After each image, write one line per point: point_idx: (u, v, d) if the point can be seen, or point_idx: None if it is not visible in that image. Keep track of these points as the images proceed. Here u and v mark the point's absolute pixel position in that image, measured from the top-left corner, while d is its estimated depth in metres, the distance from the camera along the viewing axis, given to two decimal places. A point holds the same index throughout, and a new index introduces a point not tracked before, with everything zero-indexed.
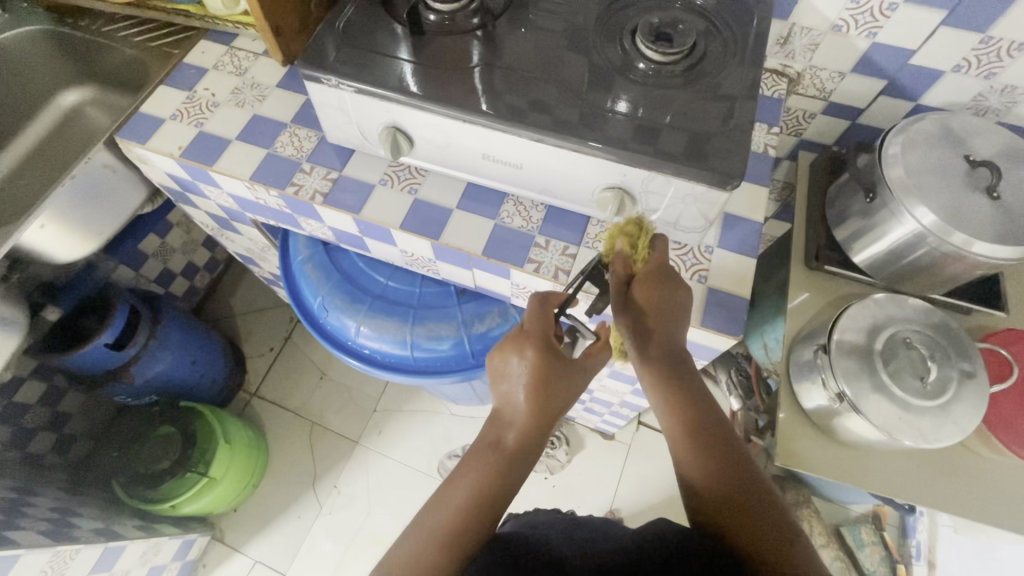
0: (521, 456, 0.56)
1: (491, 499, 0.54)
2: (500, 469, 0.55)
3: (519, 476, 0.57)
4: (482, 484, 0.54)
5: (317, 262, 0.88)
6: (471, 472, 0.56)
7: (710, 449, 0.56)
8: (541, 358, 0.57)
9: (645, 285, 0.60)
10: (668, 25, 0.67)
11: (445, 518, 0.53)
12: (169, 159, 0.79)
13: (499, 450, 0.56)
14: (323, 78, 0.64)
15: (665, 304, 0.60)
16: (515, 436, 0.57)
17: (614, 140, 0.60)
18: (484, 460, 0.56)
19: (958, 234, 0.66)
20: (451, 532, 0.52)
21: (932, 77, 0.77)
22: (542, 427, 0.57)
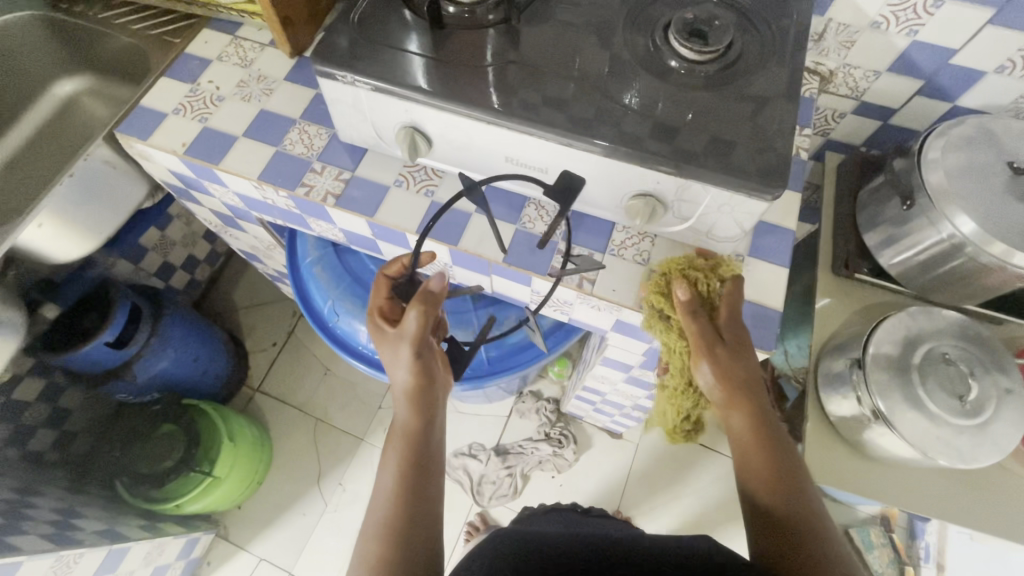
0: (417, 426, 0.61)
1: (411, 477, 0.58)
2: (410, 446, 0.60)
3: (425, 448, 0.60)
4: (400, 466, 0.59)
5: (327, 265, 0.84)
6: (386, 462, 0.60)
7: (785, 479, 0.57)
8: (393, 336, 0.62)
9: (727, 327, 0.59)
10: (703, 21, 0.63)
11: (378, 514, 0.56)
12: (172, 155, 0.75)
13: (397, 427, 0.62)
14: (338, 74, 0.60)
15: (738, 346, 0.58)
16: (403, 410, 0.62)
17: (637, 142, 0.56)
18: (394, 446, 0.60)
19: (999, 245, 0.63)
20: (388, 530, 0.55)
21: (973, 78, 0.74)
22: (418, 393, 0.61)
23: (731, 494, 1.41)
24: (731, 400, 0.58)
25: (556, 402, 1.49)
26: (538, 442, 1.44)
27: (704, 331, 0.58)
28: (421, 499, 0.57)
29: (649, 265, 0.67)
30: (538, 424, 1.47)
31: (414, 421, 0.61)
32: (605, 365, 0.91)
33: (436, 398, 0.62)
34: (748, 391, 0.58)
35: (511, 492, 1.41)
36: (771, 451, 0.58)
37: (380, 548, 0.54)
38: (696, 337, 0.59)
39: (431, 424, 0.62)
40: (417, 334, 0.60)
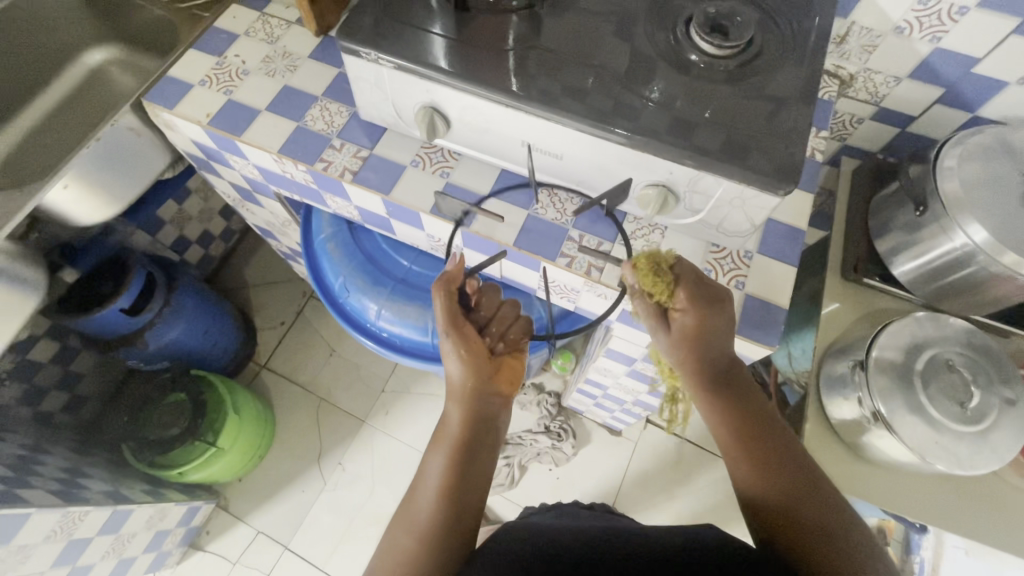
0: (473, 428, 0.61)
1: (459, 477, 0.56)
2: (458, 444, 0.59)
3: (477, 449, 0.60)
4: (446, 461, 0.57)
5: (340, 241, 0.85)
6: (431, 462, 0.58)
7: (772, 459, 0.56)
8: (444, 323, 0.63)
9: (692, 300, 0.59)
10: (724, 16, 0.63)
11: (420, 503, 0.55)
12: (196, 126, 0.77)
13: (451, 428, 0.61)
14: (362, 52, 0.62)
15: (715, 322, 0.59)
16: (457, 413, 0.61)
17: (653, 132, 0.57)
18: (443, 445, 0.59)
19: (1010, 255, 0.63)
20: (428, 523, 0.54)
21: (993, 88, 0.74)
22: (470, 391, 0.62)
23: (728, 496, 1.41)
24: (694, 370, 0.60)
25: (558, 396, 1.49)
26: (537, 434, 1.44)
27: (685, 315, 0.59)
28: (468, 498, 0.56)
29: None
30: (537, 416, 1.48)
31: (466, 422, 0.61)
32: (608, 358, 0.92)
33: (491, 400, 0.64)
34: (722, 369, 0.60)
35: (508, 482, 1.42)
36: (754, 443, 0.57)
37: (413, 543, 0.53)
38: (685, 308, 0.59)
39: (484, 429, 0.61)
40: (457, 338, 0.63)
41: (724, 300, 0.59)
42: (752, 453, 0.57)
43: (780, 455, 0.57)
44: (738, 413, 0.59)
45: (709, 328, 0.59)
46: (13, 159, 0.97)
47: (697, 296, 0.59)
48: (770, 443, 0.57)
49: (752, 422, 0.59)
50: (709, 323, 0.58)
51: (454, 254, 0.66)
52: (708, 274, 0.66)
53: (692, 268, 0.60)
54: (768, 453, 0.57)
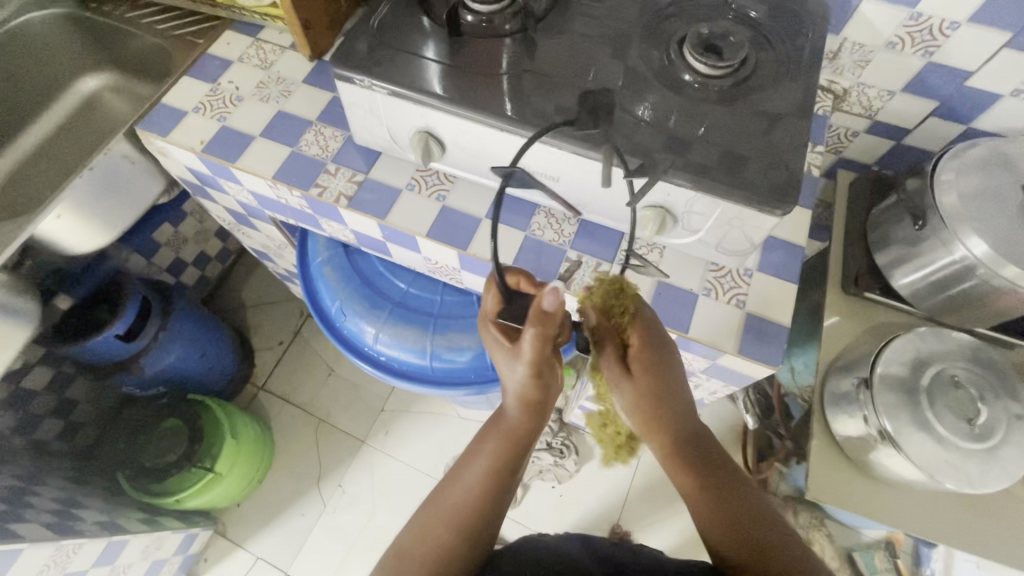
0: (523, 435, 0.56)
1: (499, 484, 0.54)
2: (508, 448, 0.55)
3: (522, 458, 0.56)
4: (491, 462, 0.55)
5: (337, 265, 0.83)
6: (477, 455, 0.56)
7: (732, 500, 0.53)
8: (532, 362, 0.52)
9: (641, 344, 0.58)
10: (718, 36, 0.64)
11: (455, 499, 0.54)
12: (190, 153, 0.76)
13: (503, 425, 0.56)
14: (355, 79, 0.61)
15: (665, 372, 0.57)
16: (516, 414, 0.56)
17: (653, 155, 0.57)
18: (494, 439, 0.56)
19: (1012, 268, 0.63)
20: (461, 519, 0.53)
21: (987, 101, 0.74)
22: (533, 404, 0.55)
23: None
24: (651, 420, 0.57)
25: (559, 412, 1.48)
26: (539, 451, 1.42)
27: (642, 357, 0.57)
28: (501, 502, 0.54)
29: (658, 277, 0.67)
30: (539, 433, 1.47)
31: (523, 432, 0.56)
32: None
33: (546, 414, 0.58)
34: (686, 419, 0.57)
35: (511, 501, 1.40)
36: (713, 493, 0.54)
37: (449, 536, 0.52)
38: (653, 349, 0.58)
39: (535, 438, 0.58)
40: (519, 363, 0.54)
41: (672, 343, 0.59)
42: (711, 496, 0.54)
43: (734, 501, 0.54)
44: (690, 455, 0.56)
45: (660, 362, 0.57)
46: (6, 186, 0.97)
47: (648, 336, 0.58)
48: (729, 482, 0.55)
49: (709, 465, 0.55)
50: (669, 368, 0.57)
51: (557, 287, 0.51)
52: (708, 293, 0.66)
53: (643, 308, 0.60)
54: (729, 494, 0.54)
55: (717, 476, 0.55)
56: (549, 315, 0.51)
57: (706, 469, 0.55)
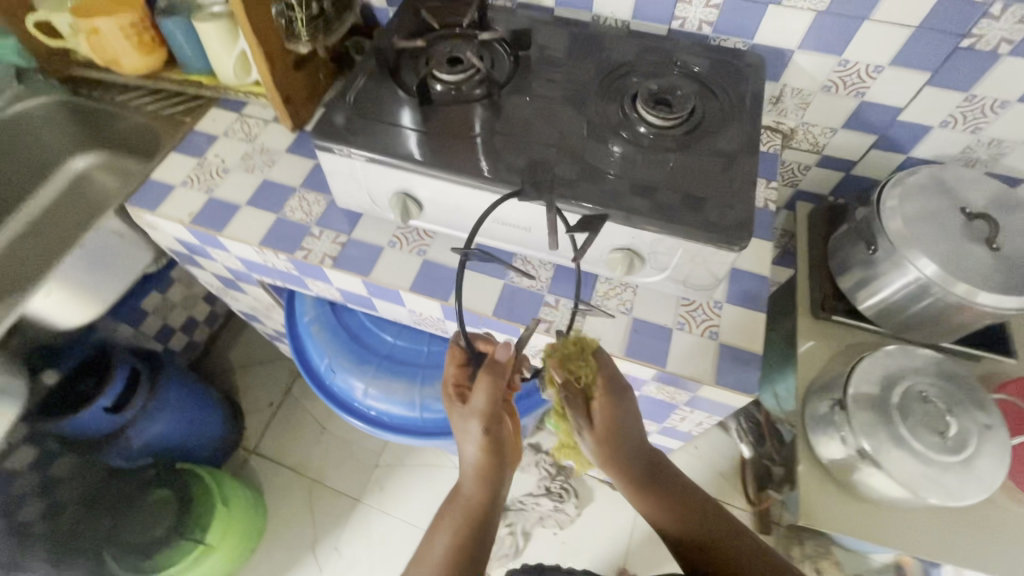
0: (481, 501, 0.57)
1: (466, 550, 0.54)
2: (471, 515, 0.57)
3: (486, 522, 0.57)
4: (459, 535, 0.55)
5: (324, 323, 0.85)
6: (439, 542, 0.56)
7: (672, 499, 0.60)
8: (485, 418, 0.56)
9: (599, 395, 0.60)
10: (666, 91, 0.70)
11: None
12: (179, 225, 0.79)
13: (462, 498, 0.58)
14: (335, 148, 0.66)
15: (619, 412, 0.60)
16: (472, 490, 0.58)
17: (623, 206, 0.61)
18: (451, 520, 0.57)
19: (962, 284, 0.68)
20: None
21: (920, 132, 0.80)
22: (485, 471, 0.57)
23: None
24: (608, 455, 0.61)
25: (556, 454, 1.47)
26: (539, 497, 1.41)
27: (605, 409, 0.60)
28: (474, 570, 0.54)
29: (631, 314, 0.70)
30: (537, 477, 1.45)
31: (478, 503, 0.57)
32: None
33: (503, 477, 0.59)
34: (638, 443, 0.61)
35: (513, 551, 1.37)
36: (662, 495, 0.60)
37: None
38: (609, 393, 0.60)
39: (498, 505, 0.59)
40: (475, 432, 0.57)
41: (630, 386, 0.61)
42: (664, 499, 0.60)
43: (684, 496, 0.61)
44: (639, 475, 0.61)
45: (615, 412, 0.60)
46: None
47: (608, 384, 0.61)
48: (667, 482, 0.61)
49: (653, 475, 0.61)
50: (624, 410, 0.60)
51: (505, 342, 0.56)
52: (682, 327, 0.69)
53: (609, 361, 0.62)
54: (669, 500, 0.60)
55: (656, 480, 0.61)
56: (500, 365, 0.57)
57: (647, 476, 0.61)
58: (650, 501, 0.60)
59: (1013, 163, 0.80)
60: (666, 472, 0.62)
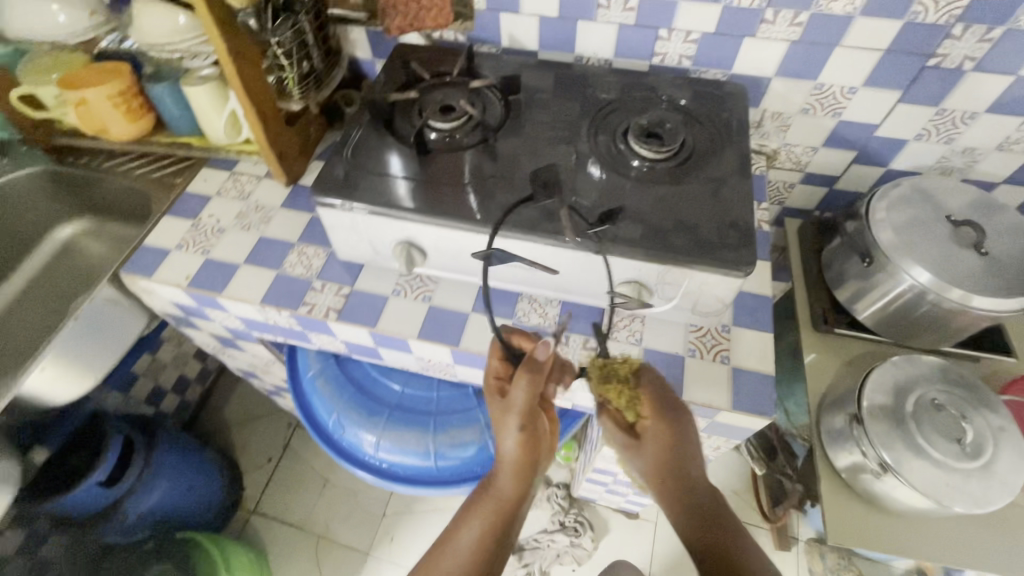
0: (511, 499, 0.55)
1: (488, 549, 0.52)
2: (497, 513, 0.54)
3: (511, 525, 0.54)
4: (483, 536, 0.53)
5: (330, 376, 0.84)
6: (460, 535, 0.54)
7: (722, 541, 0.51)
8: (523, 413, 0.53)
9: (654, 406, 0.57)
10: (656, 125, 0.72)
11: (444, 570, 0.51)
12: (176, 289, 0.78)
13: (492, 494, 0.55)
14: (336, 203, 0.66)
15: (674, 432, 0.55)
16: (507, 485, 0.55)
17: (627, 240, 0.62)
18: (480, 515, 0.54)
19: (957, 290, 0.70)
20: None
21: (897, 146, 0.83)
22: (520, 470, 0.55)
23: None
24: (655, 472, 0.56)
25: (567, 487, 1.44)
26: (554, 533, 1.37)
27: (653, 430, 0.56)
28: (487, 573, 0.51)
29: (642, 344, 0.70)
30: (550, 513, 1.42)
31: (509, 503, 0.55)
32: None
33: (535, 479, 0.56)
34: (688, 472, 0.54)
35: None
36: (710, 536, 0.51)
37: None
38: (656, 409, 0.56)
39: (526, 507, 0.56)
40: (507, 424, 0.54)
41: (687, 415, 0.56)
42: (711, 543, 0.51)
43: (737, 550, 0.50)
44: (691, 508, 0.53)
45: (670, 430, 0.55)
46: None
47: (663, 399, 0.57)
48: (725, 527, 0.52)
49: (707, 515, 0.53)
50: (677, 434, 0.55)
51: (545, 341, 0.53)
52: (693, 353, 0.69)
53: (661, 379, 0.59)
54: (723, 548, 0.50)
55: (706, 518, 0.52)
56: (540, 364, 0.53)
57: (701, 512, 0.53)
58: (695, 537, 0.52)
59: (988, 170, 0.84)
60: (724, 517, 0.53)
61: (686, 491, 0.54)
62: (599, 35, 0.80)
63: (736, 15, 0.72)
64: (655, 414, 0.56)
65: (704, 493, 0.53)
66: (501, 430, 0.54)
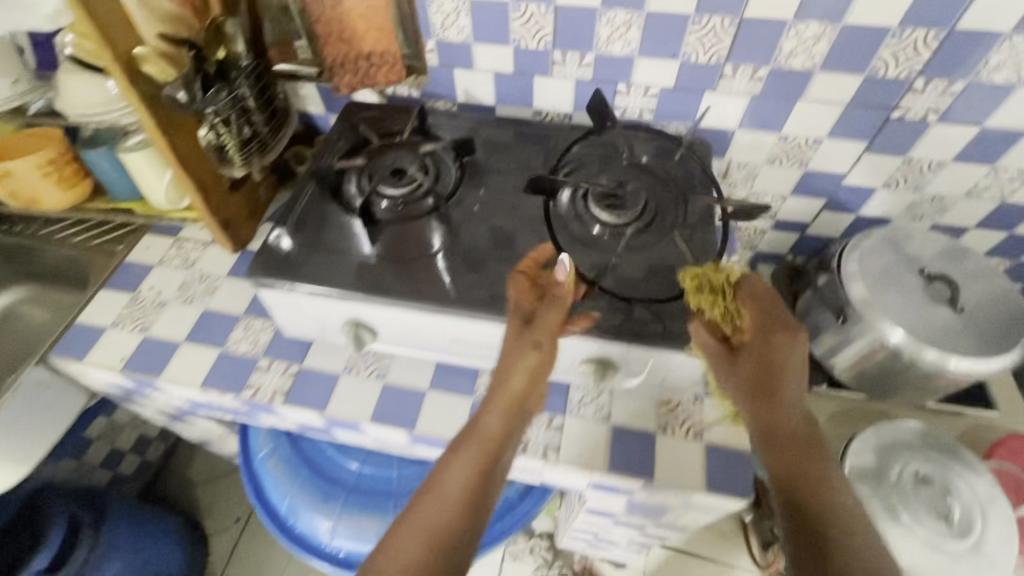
0: (502, 431, 0.52)
1: (481, 482, 0.49)
2: (488, 451, 0.50)
3: (502, 459, 0.51)
4: (472, 473, 0.49)
5: (282, 457, 0.78)
6: (451, 470, 0.49)
7: (812, 468, 0.48)
8: (546, 335, 0.55)
9: (757, 318, 0.54)
10: (617, 187, 0.68)
11: (440, 505, 0.47)
12: (110, 372, 0.72)
13: (483, 433, 0.51)
14: (276, 284, 0.61)
15: (783, 351, 0.51)
16: (495, 417, 0.52)
17: (585, 318, 0.58)
18: (472, 449, 0.50)
19: (932, 349, 0.67)
20: (438, 526, 0.45)
21: (866, 194, 0.81)
22: (516, 405, 0.53)
23: None
24: (746, 388, 0.52)
25: (551, 537, 1.39)
26: None
27: (752, 344, 0.54)
28: (481, 509, 0.48)
29: (611, 421, 0.66)
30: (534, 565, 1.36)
31: (502, 436, 0.52)
32: (590, 513, 0.85)
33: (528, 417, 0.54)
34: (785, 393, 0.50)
35: None
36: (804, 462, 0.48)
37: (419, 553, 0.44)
38: (756, 325, 0.54)
39: (513, 448, 0.53)
40: (520, 345, 0.54)
41: (792, 325, 0.52)
42: (801, 470, 0.48)
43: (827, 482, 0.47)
44: (784, 436, 0.49)
45: (780, 345, 0.52)
46: None
47: (771, 315, 0.54)
48: (818, 455, 0.49)
49: (801, 444, 0.49)
50: (775, 347, 0.52)
51: (563, 260, 0.57)
52: (665, 430, 0.65)
53: (767, 290, 0.56)
54: (807, 471, 0.48)
55: (798, 446, 0.49)
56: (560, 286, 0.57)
57: (792, 441, 0.49)
58: (785, 466, 0.49)
59: (959, 217, 0.82)
60: (815, 446, 0.49)
61: (778, 413, 0.50)
62: (555, 90, 0.77)
63: (694, 70, 0.70)
64: (757, 330, 0.54)
65: (798, 417, 0.50)
66: (517, 350, 0.54)
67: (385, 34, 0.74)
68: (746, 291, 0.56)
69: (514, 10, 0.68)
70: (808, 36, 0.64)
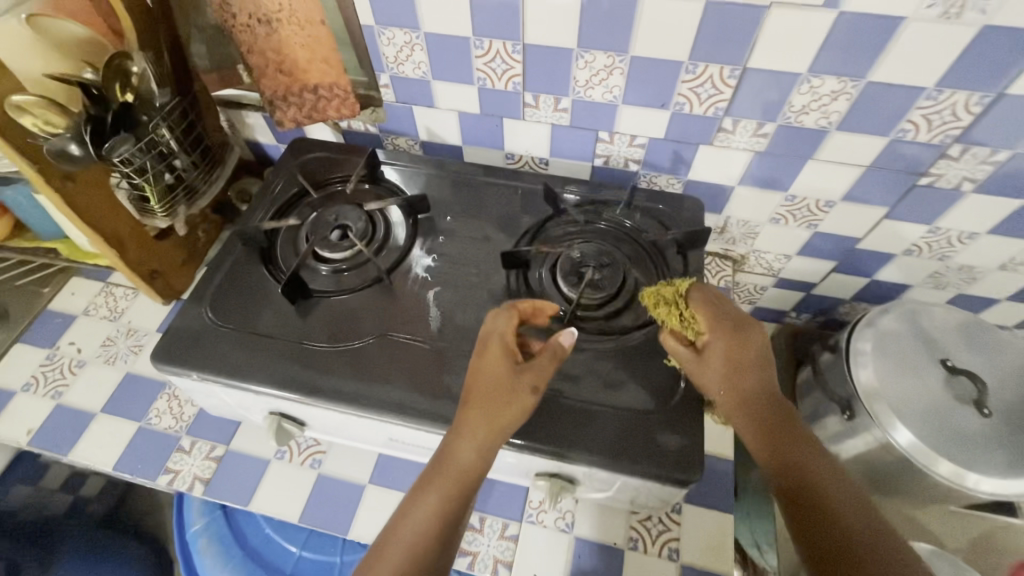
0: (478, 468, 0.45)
1: (453, 519, 0.43)
2: (461, 488, 0.44)
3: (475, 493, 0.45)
4: (440, 512, 0.43)
5: (215, 535, 0.70)
6: (420, 506, 0.43)
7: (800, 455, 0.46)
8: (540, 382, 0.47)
9: (715, 320, 0.50)
10: (590, 262, 0.59)
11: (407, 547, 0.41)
12: (16, 445, 0.64)
13: (453, 468, 0.44)
14: (184, 372, 0.53)
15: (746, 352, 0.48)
16: (469, 451, 0.44)
17: (537, 432, 0.49)
18: (440, 484, 0.44)
19: (945, 463, 0.58)
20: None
21: (883, 259, 0.71)
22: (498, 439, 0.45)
23: None
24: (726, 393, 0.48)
25: None
26: None
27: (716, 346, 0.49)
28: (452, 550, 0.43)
29: (573, 532, 0.58)
30: None
31: (475, 472, 0.44)
32: None
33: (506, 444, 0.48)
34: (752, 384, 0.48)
35: None
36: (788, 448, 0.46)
37: None
38: (716, 326, 0.50)
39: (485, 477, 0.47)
40: (509, 385, 0.46)
41: (747, 323, 0.50)
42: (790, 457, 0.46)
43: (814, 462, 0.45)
44: (767, 431, 0.47)
45: (745, 349, 0.49)
46: None
47: (729, 316, 0.50)
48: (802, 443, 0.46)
49: (783, 435, 0.47)
50: (741, 344, 0.49)
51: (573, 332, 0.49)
52: (634, 546, 0.57)
53: (715, 290, 0.53)
54: (795, 457, 0.46)
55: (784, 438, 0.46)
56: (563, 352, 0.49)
57: (777, 433, 0.47)
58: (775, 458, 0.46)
59: (987, 289, 0.71)
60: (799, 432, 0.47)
61: (758, 408, 0.47)
62: (528, 134, 0.66)
63: (688, 121, 0.59)
64: (719, 331, 0.49)
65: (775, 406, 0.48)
66: (508, 391, 0.46)
67: (333, 67, 0.65)
68: (698, 292, 0.52)
69: (477, 46, 0.57)
70: (823, 93, 0.53)
